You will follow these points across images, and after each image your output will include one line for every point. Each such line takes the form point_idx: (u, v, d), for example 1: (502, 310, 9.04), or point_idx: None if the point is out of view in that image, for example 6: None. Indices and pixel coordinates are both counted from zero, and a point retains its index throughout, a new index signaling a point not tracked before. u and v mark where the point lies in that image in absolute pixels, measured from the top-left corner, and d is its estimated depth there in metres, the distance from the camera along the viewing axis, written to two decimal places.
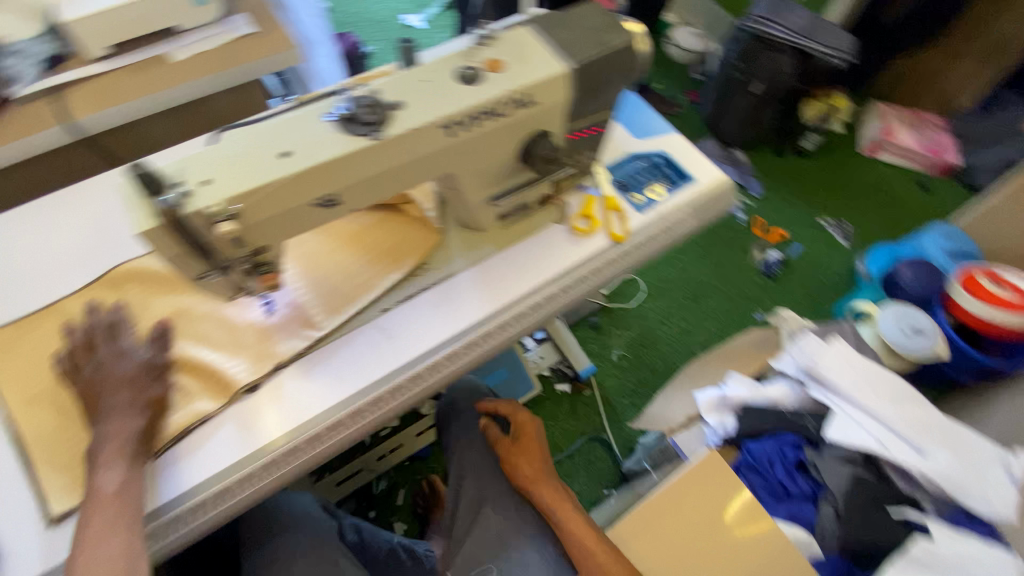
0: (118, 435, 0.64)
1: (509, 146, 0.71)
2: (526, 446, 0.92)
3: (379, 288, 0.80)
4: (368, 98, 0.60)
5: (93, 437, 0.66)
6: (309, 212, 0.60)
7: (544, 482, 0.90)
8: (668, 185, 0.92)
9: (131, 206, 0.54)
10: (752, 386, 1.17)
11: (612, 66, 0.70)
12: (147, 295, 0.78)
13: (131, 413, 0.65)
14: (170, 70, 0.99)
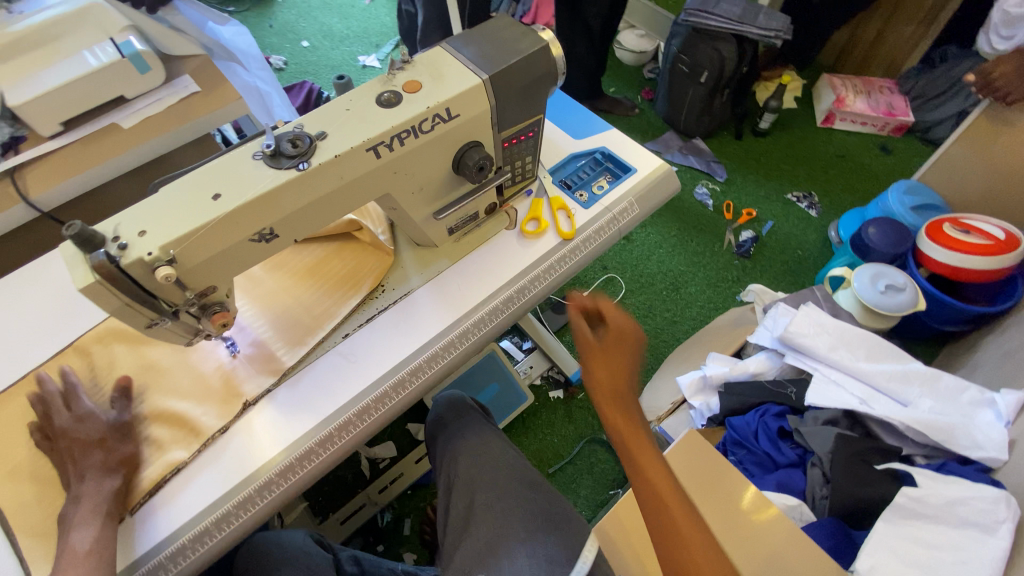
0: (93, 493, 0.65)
1: (442, 160, 0.73)
2: (617, 352, 0.68)
3: (339, 315, 0.82)
4: (292, 133, 0.62)
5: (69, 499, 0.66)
6: (250, 248, 0.62)
7: (625, 398, 0.67)
8: (611, 179, 0.95)
9: (73, 266, 0.55)
10: (730, 363, 1.22)
11: (530, 72, 0.73)
12: (114, 354, 0.79)
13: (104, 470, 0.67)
14: (121, 137, 1.02)
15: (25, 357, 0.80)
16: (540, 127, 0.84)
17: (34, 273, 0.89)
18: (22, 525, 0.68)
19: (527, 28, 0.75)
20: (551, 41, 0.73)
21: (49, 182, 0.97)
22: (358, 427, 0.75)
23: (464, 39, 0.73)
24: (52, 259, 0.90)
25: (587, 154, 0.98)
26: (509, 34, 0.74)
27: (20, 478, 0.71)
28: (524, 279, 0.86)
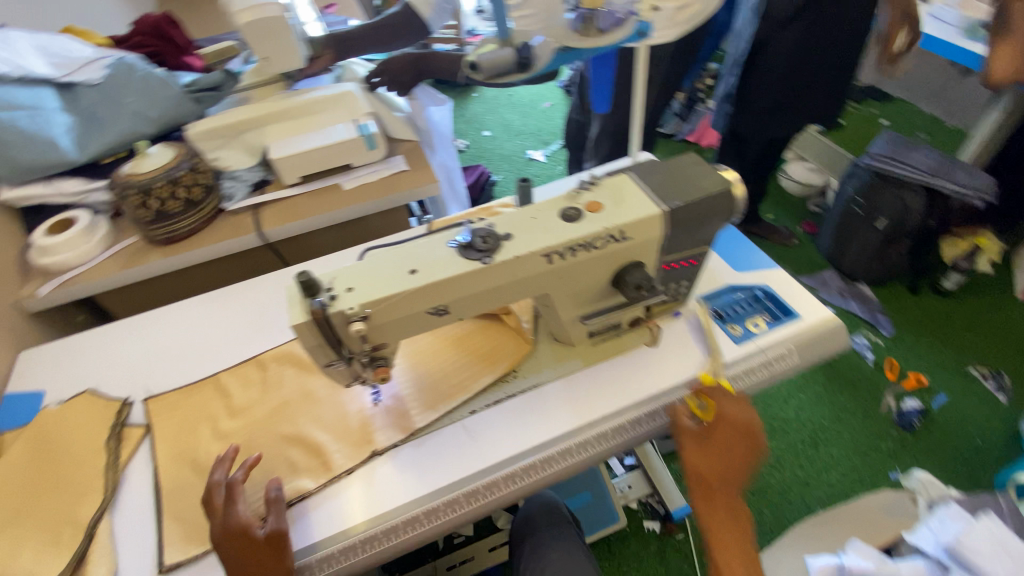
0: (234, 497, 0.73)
1: (604, 273, 0.77)
2: (727, 443, 0.77)
3: (472, 391, 0.86)
4: (484, 231, 0.71)
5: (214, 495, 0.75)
6: (425, 319, 0.71)
7: None
8: (769, 318, 0.92)
9: (292, 304, 0.67)
10: (883, 561, 0.85)
11: (707, 209, 0.76)
12: (283, 375, 0.91)
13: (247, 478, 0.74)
14: (338, 196, 1.24)
15: (222, 359, 0.96)
16: (704, 258, 0.85)
17: (246, 291, 1.08)
18: (172, 505, 0.77)
19: (712, 169, 0.79)
20: (734, 184, 0.77)
21: (276, 221, 1.18)
22: (465, 507, 0.75)
23: (650, 170, 0.79)
24: (261, 282, 1.10)
25: (745, 288, 0.97)
26: (695, 173, 0.78)
27: (185, 461, 0.82)
28: (658, 404, 0.83)
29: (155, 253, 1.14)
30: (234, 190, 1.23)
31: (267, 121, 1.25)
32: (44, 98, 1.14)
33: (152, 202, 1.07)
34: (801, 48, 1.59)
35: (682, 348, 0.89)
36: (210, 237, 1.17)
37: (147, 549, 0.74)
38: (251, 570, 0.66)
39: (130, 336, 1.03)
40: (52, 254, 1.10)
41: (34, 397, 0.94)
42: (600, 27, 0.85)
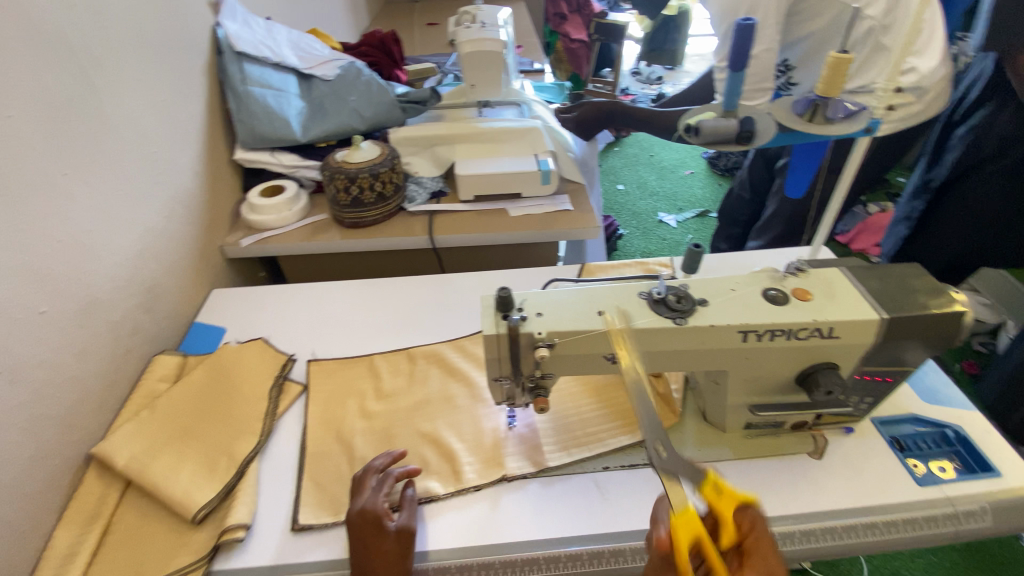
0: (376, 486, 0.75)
1: (791, 365, 0.72)
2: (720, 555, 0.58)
3: (609, 446, 0.83)
4: (680, 291, 0.70)
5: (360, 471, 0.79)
6: (599, 361, 0.71)
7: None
8: (959, 467, 0.80)
9: (484, 313, 0.70)
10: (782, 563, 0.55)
11: (931, 327, 0.68)
12: (428, 375, 0.95)
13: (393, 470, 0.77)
14: (503, 220, 1.30)
15: (376, 343, 1.03)
16: (901, 379, 0.77)
17: (406, 287, 1.15)
18: (313, 469, 0.82)
19: (942, 286, 0.71)
20: (967, 307, 0.69)
21: (445, 230, 1.27)
22: (586, 567, 0.71)
23: (866, 271, 0.74)
24: (420, 283, 1.17)
25: (933, 424, 0.85)
26: (919, 285, 0.71)
27: (330, 430, 0.87)
28: (816, 524, 0.74)
29: (336, 232, 1.26)
30: (416, 194, 1.34)
31: (457, 140, 1.37)
32: (289, 84, 1.36)
33: (353, 189, 1.19)
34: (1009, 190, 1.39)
35: (850, 470, 0.80)
36: (385, 230, 1.27)
37: (284, 503, 0.79)
38: (377, 560, 0.66)
39: (301, 300, 1.13)
40: (258, 213, 1.26)
41: (217, 332, 1.06)
42: (828, 116, 0.80)
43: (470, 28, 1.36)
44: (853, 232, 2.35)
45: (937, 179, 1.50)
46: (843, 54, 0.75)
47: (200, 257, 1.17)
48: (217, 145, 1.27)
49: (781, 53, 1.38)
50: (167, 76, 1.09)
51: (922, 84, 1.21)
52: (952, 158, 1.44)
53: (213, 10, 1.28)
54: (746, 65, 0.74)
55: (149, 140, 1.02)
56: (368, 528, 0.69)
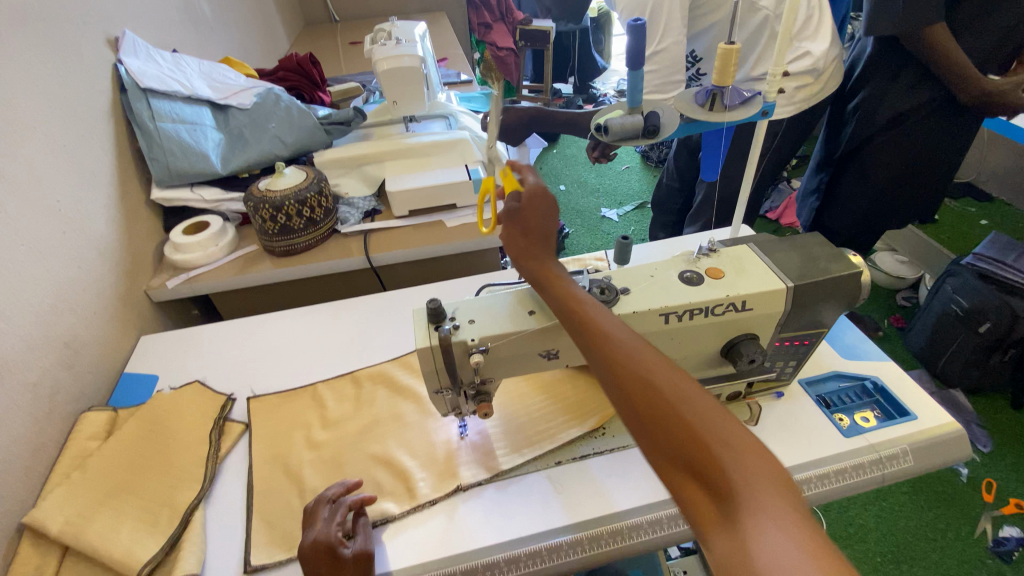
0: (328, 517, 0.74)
1: (715, 340, 0.76)
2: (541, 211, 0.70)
3: (559, 441, 0.85)
4: (602, 283, 0.73)
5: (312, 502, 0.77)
6: (535, 360, 0.73)
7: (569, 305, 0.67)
8: (880, 415, 0.86)
9: (417, 327, 0.71)
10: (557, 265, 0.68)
11: (833, 289, 0.74)
12: (375, 396, 0.94)
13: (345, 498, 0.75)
14: (441, 232, 1.30)
15: (320, 371, 1.01)
16: (817, 340, 0.82)
17: (348, 311, 1.14)
18: (262, 507, 0.79)
19: (840, 250, 0.77)
20: (861, 266, 0.75)
21: (383, 248, 1.26)
22: (546, 562, 0.72)
23: (772, 245, 0.79)
24: (361, 304, 1.15)
25: (854, 378, 0.92)
26: (820, 252, 0.77)
27: (278, 465, 0.85)
28: None
29: (270, 263, 1.24)
30: (348, 215, 1.32)
31: (386, 158, 1.37)
32: (203, 116, 1.32)
33: (280, 218, 1.17)
34: (904, 155, 1.51)
35: (784, 432, 0.85)
36: (322, 255, 1.26)
37: (235, 546, 0.76)
38: None
39: (238, 337, 1.10)
40: (184, 252, 1.22)
41: (149, 380, 1.01)
42: (727, 104, 0.85)
43: (386, 45, 1.37)
44: (781, 208, 2.48)
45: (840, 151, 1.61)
46: (731, 45, 0.80)
47: (124, 304, 1.11)
48: (132, 186, 1.22)
49: (688, 45, 1.45)
50: (67, 120, 1.04)
51: (817, 67, 1.30)
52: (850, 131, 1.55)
53: (112, 48, 1.23)
54: (643, 63, 0.78)
55: (51, 189, 0.97)
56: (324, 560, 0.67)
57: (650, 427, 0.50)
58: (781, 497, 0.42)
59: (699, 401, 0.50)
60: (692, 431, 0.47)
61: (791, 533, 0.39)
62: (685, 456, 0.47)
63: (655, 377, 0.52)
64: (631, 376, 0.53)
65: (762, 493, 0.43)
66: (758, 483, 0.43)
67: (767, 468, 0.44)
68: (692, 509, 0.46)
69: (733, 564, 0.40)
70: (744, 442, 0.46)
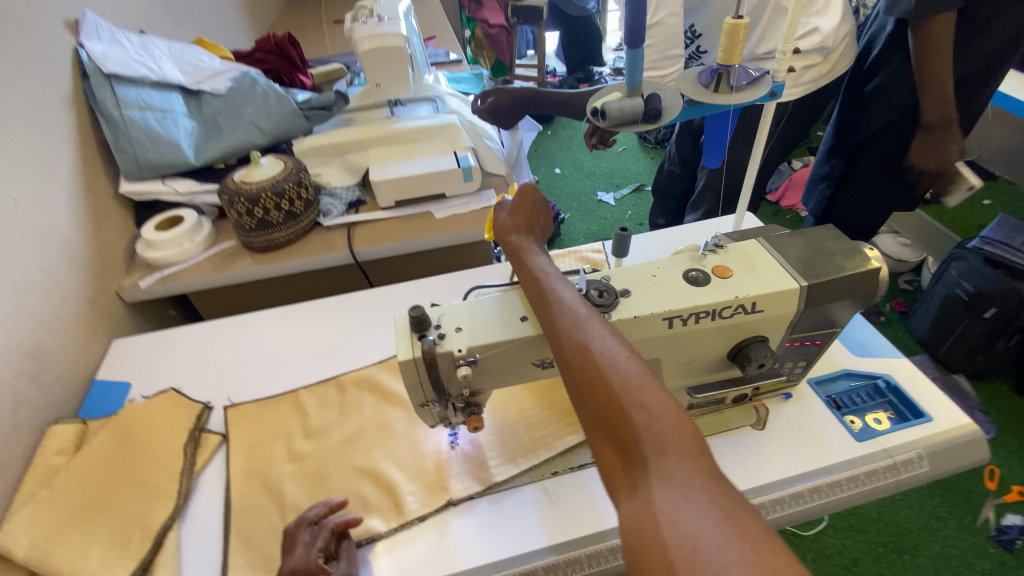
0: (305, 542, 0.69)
1: (722, 343, 0.71)
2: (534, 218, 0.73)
3: (555, 450, 0.80)
4: (601, 284, 0.68)
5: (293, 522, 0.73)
6: (528, 369, 0.68)
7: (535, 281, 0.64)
8: (894, 418, 0.82)
9: (399, 337, 0.65)
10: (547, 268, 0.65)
11: (852, 287, 0.68)
12: (361, 402, 0.89)
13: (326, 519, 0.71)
14: (429, 224, 1.24)
15: (302, 376, 0.96)
16: (829, 340, 0.77)
17: (331, 309, 1.08)
18: (240, 526, 0.75)
19: (856, 244, 0.71)
20: (879, 261, 0.69)
21: (368, 243, 1.20)
22: None
23: (784, 239, 0.73)
24: (345, 303, 1.09)
25: (866, 377, 0.87)
26: (835, 247, 0.71)
27: (258, 479, 0.80)
28: (765, 498, 0.74)
29: (250, 260, 1.17)
30: (331, 206, 1.26)
31: (369, 145, 1.30)
32: (174, 103, 1.24)
33: (257, 212, 1.10)
34: None
35: (792, 436, 0.80)
36: (304, 250, 1.19)
37: (212, 568, 0.71)
38: None
39: (216, 340, 1.04)
40: (156, 249, 1.15)
41: (121, 388, 0.96)
42: (733, 84, 0.77)
43: (366, 24, 1.27)
44: (781, 190, 2.41)
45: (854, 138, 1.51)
46: (740, 20, 0.73)
47: (92, 306, 1.05)
48: (98, 180, 1.14)
49: (687, 19, 1.36)
50: (20, 111, 0.96)
51: (826, 44, 1.22)
52: (866, 116, 1.45)
53: (71, 32, 1.14)
54: (642, 41, 0.70)
55: (4, 186, 0.89)
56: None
57: (579, 395, 0.50)
58: (692, 465, 0.42)
59: (624, 367, 0.48)
60: (613, 397, 0.46)
61: (698, 504, 0.39)
62: (605, 422, 0.47)
63: (588, 342, 0.51)
64: (568, 343, 0.53)
65: (671, 459, 0.42)
66: (668, 450, 0.43)
67: (681, 436, 0.44)
68: (611, 474, 0.46)
69: (637, 527, 0.40)
70: (662, 408, 0.45)
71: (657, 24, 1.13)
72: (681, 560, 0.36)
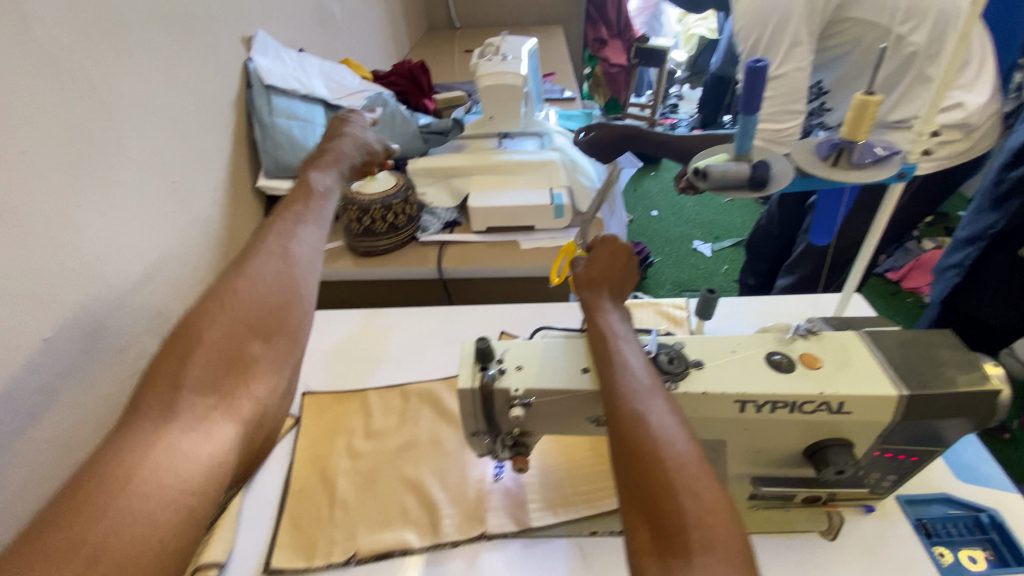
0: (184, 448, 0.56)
1: (798, 438, 0.65)
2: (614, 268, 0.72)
3: (598, 507, 0.78)
4: (672, 351, 0.66)
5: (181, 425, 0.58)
6: (582, 421, 0.67)
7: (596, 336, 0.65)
8: (996, 561, 0.70)
9: (463, 365, 0.68)
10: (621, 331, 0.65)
11: (967, 405, 0.60)
12: (419, 415, 0.93)
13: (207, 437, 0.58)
14: (516, 254, 1.27)
15: (374, 377, 1.02)
16: (929, 458, 0.68)
17: (409, 320, 1.14)
18: (291, 508, 0.80)
19: (976, 358, 0.63)
20: (1004, 385, 0.60)
21: (456, 262, 1.26)
22: None
23: (888, 337, 0.67)
24: (423, 316, 1.15)
25: (967, 507, 0.76)
26: (950, 356, 0.63)
27: (316, 467, 0.86)
28: None
29: (349, 261, 1.28)
30: (429, 224, 1.34)
31: (473, 171, 1.37)
32: (316, 115, 1.41)
33: (365, 219, 1.21)
34: None
35: (869, 558, 0.71)
36: (397, 260, 1.28)
37: (261, 542, 0.77)
38: None
39: None
40: None
41: None
42: (853, 162, 0.72)
43: (491, 60, 1.36)
44: (904, 271, 2.16)
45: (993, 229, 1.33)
46: (871, 95, 0.68)
47: (214, 281, 1.20)
48: (241, 172, 1.32)
49: (814, 75, 1.30)
50: (192, 108, 1.14)
51: (970, 122, 1.11)
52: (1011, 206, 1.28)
53: (245, 47, 1.34)
54: (757, 109, 0.69)
55: (168, 169, 1.06)
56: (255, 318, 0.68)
57: (625, 465, 0.51)
58: (738, 572, 0.42)
59: (680, 449, 0.49)
60: (665, 479, 0.47)
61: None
62: (648, 500, 0.47)
63: (646, 414, 0.53)
64: (622, 408, 0.54)
65: (720, 561, 0.43)
66: (716, 546, 0.43)
67: (728, 537, 0.44)
68: (641, 555, 0.46)
69: None
70: (713, 502, 0.46)
71: (779, 79, 1.09)
72: None
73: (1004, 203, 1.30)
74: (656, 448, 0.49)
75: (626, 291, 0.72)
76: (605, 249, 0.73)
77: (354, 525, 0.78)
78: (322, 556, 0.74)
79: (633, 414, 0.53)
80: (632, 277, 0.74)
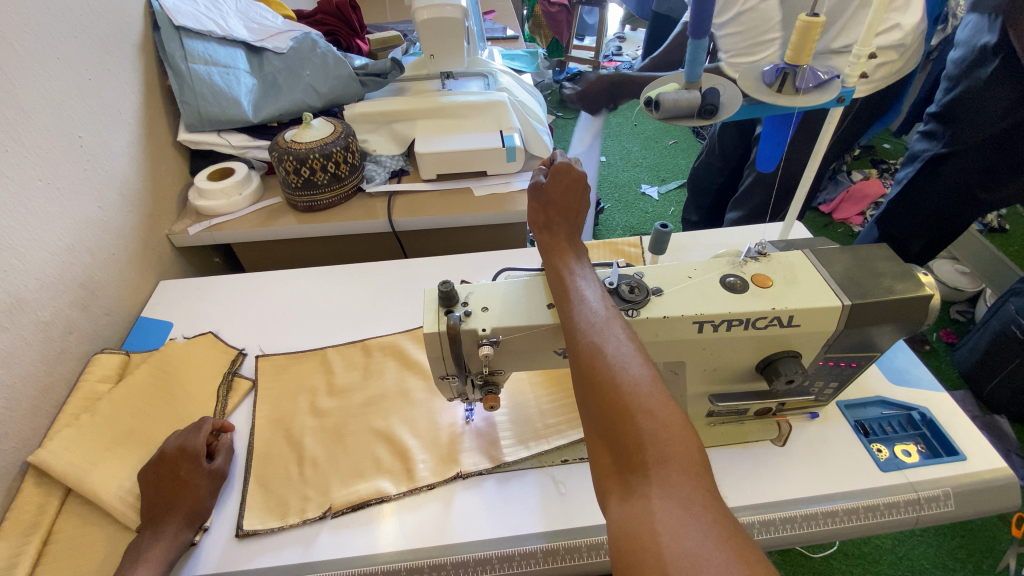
0: (139, 562, 0.65)
1: (751, 354, 0.69)
2: (568, 198, 0.71)
3: (568, 438, 0.81)
4: (632, 281, 0.67)
5: (139, 540, 0.68)
6: (549, 356, 0.68)
7: (553, 276, 0.65)
8: (925, 452, 0.78)
9: (427, 310, 0.67)
10: (580, 269, 0.66)
11: (903, 310, 0.65)
12: (383, 368, 0.92)
13: (143, 558, 0.66)
14: (469, 201, 1.24)
15: (332, 334, 0.99)
16: (866, 363, 0.74)
17: (363, 274, 1.11)
18: (258, 471, 0.78)
19: (911, 268, 0.67)
20: (934, 289, 0.65)
21: (407, 213, 1.21)
22: (539, 566, 0.68)
23: (832, 254, 0.70)
24: (378, 269, 1.12)
25: (900, 407, 0.84)
26: (886, 268, 0.67)
27: (280, 428, 0.84)
28: (775, 514, 0.72)
29: (293, 217, 1.20)
30: (375, 173, 1.28)
31: (418, 116, 1.30)
32: (237, 59, 1.26)
33: (304, 171, 1.12)
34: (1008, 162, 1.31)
35: (812, 456, 0.78)
36: (344, 214, 1.22)
37: (231, 506, 0.75)
38: None
39: (252, 291, 1.08)
40: (207, 199, 1.20)
41: (163, 327, 1.01)
42: (798, 87, 0.65)
43: None
44: (836, 202, 2.29)
45: (927, 155, 1.41)
46: (814, 16, 0.61)
47: (142, 246, 1.10)
48: (158, 126, 1.19)
49: None
50: (92, 51, 1.00)
51: (905, 42, 1.14)
52: (944, 133, 1.35)
53: None
54: (706, 33, 0.60)
55: (71, 122, 0.94)
56: (183, 464, 0.73)
57: (587, 396, 0.52)
58: (693, 479, 0.44)
59: (635, 373, 0.50)
60: (621, 403, 0.48)
61: (698, 520, 0.41)
62: (608, 425, 0.49)
63: (603, 345, 0.53)
64: (581, 343, 0.55)
65: (674, 470, 0.44)
66: (671, 460, 0.45)
67: (685, 449, 0.46)
68: (605, 477, 0.48)
69: (633, 532, 0.43)
70: (668, 417, 0.47)
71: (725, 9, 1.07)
72: (678, 571, 0.39)
73: (938, 129, 1.37)
74: (613, 376, 0.50)
75: (584, 223, 0.73)
76: (561, 182, 0.71)
77: (327, 481, 0.77)
78: (297, 513, 0.73)
79: (587, 346, 0.54)
80: (587, 208, 0.74)
